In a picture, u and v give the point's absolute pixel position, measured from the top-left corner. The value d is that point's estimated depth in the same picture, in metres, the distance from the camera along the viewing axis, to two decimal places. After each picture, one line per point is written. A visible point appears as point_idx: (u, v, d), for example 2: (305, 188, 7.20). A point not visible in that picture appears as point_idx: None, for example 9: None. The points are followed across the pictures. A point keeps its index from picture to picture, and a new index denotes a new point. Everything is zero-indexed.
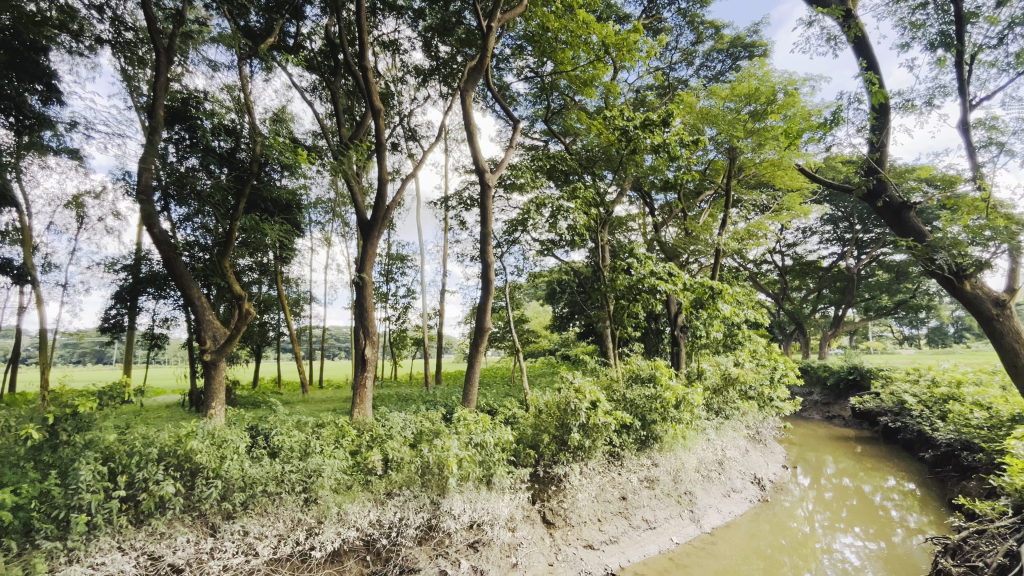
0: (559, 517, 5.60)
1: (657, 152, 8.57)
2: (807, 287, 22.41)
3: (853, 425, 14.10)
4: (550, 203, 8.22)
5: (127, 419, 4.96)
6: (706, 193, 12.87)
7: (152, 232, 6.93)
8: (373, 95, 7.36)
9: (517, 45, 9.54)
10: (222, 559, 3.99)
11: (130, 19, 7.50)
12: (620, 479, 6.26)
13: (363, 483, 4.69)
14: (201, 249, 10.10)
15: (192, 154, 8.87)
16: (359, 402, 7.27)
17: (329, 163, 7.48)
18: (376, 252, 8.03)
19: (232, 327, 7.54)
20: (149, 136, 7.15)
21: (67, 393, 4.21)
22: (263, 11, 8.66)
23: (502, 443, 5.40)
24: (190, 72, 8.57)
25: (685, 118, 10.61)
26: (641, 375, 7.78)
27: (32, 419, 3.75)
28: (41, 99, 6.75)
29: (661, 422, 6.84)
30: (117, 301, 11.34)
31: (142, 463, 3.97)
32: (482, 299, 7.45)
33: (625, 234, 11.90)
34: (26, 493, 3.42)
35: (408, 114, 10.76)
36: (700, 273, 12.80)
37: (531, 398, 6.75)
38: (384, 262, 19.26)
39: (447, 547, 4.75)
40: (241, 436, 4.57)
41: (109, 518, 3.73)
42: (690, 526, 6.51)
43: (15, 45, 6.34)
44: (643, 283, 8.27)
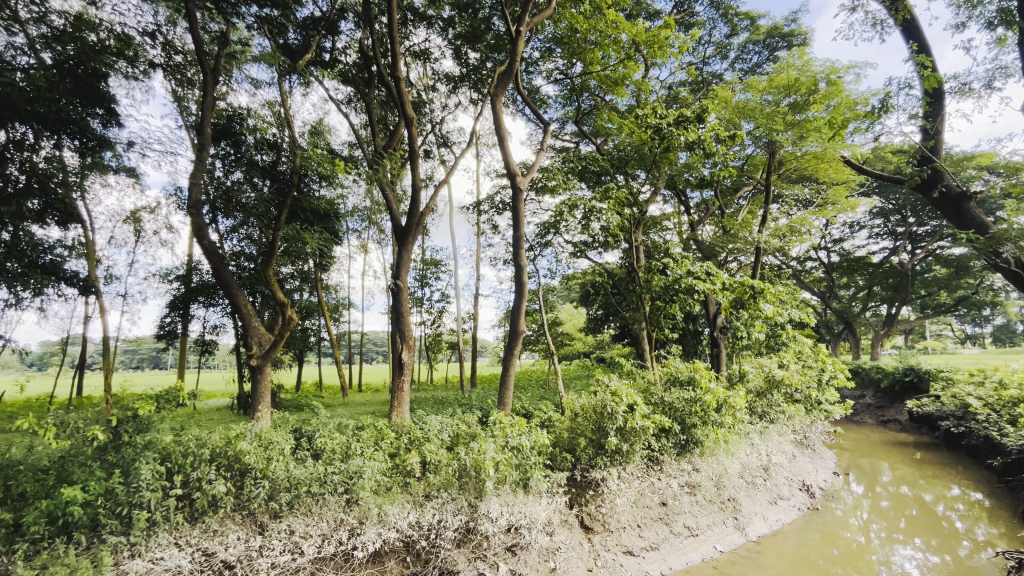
0: (597, 522, 5.52)
1: (692, 149, 8.40)
2: (856, 284, 21.31)
3: (911, 430, 13.30)
4: (583, 204, 8.14)
5: (182, 419, 5.23)
6: (745, 189, 12.46)
7: (202, 244, 7.30)
8: (406, 104, 7.50)
9: (546, 48, 9.53)
10: (270, 557, 4.12)
11: (179, 43, 7.95)
12: (660, 484, 6.12)
13: (402, 485, 4.77)
14: (246, 259, 10.55)
15: (237, 168, 9.31)
16: (397, 405, 7.41)
17: (365, 172, 7.70)
18: (411, 258, 8.16)
19: (277, 333, 7.81)
20: (198, 152, 7.56)
21: (127, 396, 4.45)
22: (301, 28, 9.00)
23: (538, 446, 5.43)
24: (234, 91, 8.99)
25: (720, 113, 10.29)
26: (679, 378, 7.64)
27: (97, 421, 4.08)
28: (101, 123, 7.30)
29: (702, 426, 6.67)
30: (171, 309, 11.99)
31: (196, 463, 4.19)
32: (516, 303, 7.42)
33: (660, 234, 11.68)
34: (93, 490, 3.66)
35: (440, 121, 10.93)
36: (740, 271, 12.43)
37: (567, 401, 6.66)
38: (419, 267, 19.60)
39: (486, 550, 4.75)
40: (286, 438, 4.76)
41: (167, 515, 3.92)
42: (734, 534, 6.29)
43: (80, 73, 6.91)
44: (680, 283, 8.08)
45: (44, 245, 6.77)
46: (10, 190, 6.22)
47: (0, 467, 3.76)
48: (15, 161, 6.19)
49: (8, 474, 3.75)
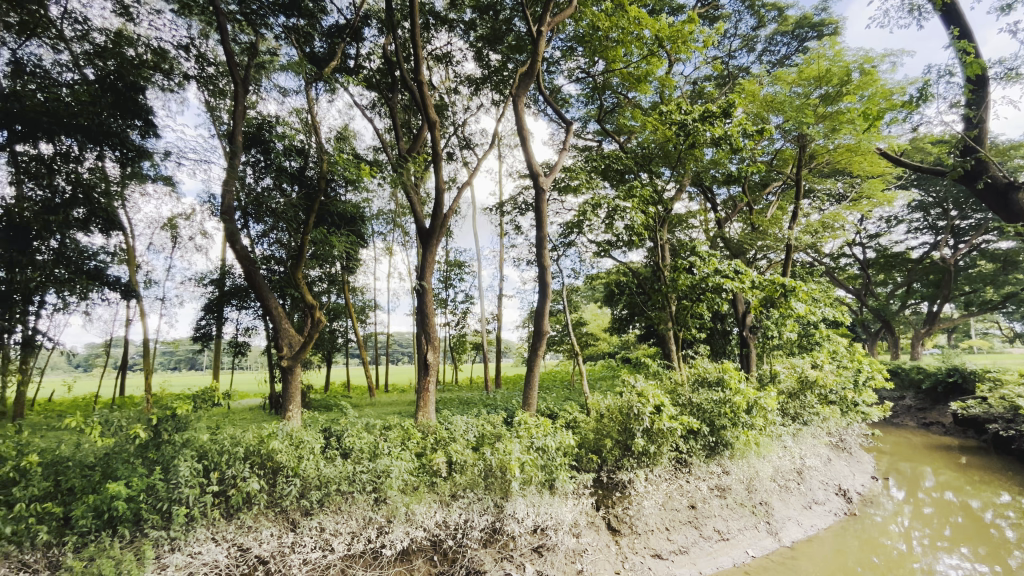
0: (624, 524, 5.47)
1: (718, 144, 8.19)
2: (894, 281, 20.48)
3: (956, 433, 12.69)
4: (607, 203, 8.05)
5: (217, 417, 5.41)
6: (774, 184, 12.13)
7: (235, 249, 7.53)
8: (429, 108, 7.57)
9: (568, 47, 9.48)
10: (302, 553, 4.20)
11: (211, 55, 8.25)
12: (688, 487, 6.02)
13: (429, 484, 4.81)
14: (276, 262, 10.84)
15: (267, 174, 9.58)
16: (423, 405, 7.48)
17: (389, 176, 7.82)
18: (435, 260, 8.22)
19: (306, 334, 7.99)
20: (230, 160, 7.82)
21: (166, 396, 4.61)
22: (326, 36, 9.18)
23: (564, 447, 5.42)
24: (264, 100, 9.26)
25: (747, 107, 10.04)
26: (708, 378, 7.49)
27: (139, 420, 4.27)
28: (140, 134, 7.66)
29: (731, 428, 6.53)
30: (206, 312, 12.41)
31: (231, 461, 4.32)
32: (540, 303, 7.40)
33: (686, 232, 11.50)
34: (136, 486, 3.82)
35: (462, 123, 11.01)
36: (769, 269, 12.13)
37: (592, 402, 6.61)
38: (443, 269, 19.78)
39: (512, 551, 4.75)
40: (316, 437, 4.86)
41: (205, 510, 4.06)
42: (767, 539, 6.12)
43: (121, 87, 7.25)
44: (707, 282, 7.92)
45: (89, 252, 7.10)
46: (57, 201, 6.55)
47: (51, 462, 3.95)
48: (61, 172, 6.59)
49: (58, 469, 3.95)
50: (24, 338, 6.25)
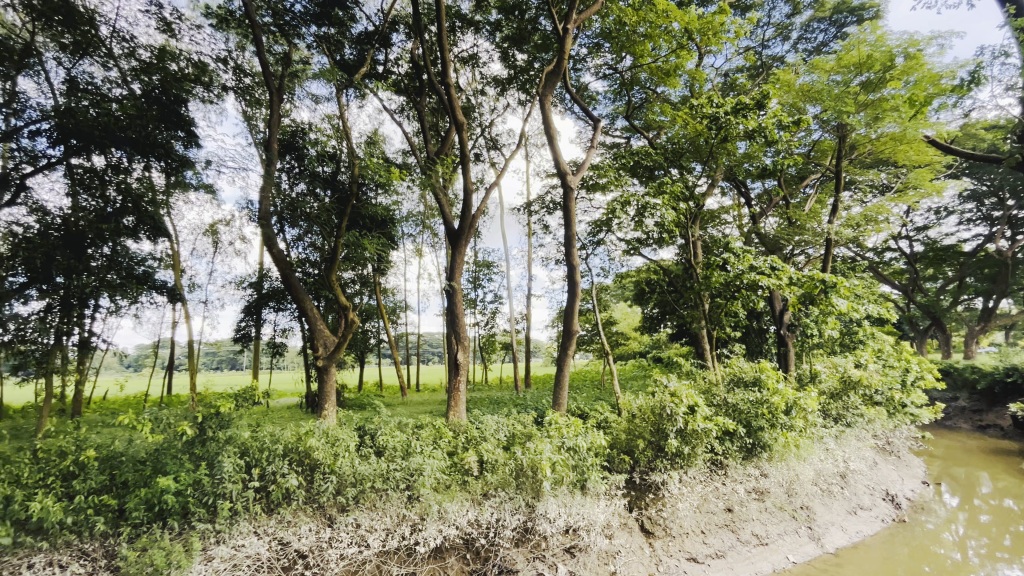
0: (658, 527, 5.37)
1: (753, 137, 7.93)
2: (944, 276, 19.39)
3: (1016, 437, 11.91)
4: (637, 200, 7.90)
5: (258, 416, 5.60)
6: (811, 177, 11.70)
7: (272, 252, 7.79)
8: (456, 110, 7.64)
9: (594, 44, 9.40)
10: (339, 548, 4.27)
11: (248, 66, 8.57)
12: (724, 489, 5.88)
13: (461, 483, 4.86)
14: (311, 265, 11.15)
15: (301, 180, 9.87)
16: (454, 404, 7.55)
17: (419, 179, 7.92)
18: (463, 260, 8.28)
19: (340, 335, 8.18)
20: (266, 167, 8.09)
21: (210, 395, 4.80)
22: (355, 44, 9.40)
23: (596, 447, 5.39)
24: (297, 108, 9.55)
25: (782, 97, 9.72)
26: (744, 378, 7.28)
27: (185, 418, 4.45)
28: (183, 144, 7.97)
29: (770, 429, 6.35)
30: (246, 314, 12.90)
31: (271, 458, 4.46)
32: (569, 302, 7.35)
33: (719, 228, 11.24)
34: (183, 480, 4.00)
35: (489, 124, 11.06)
36: (808, 265, 11.70)
37: (623, 402, 6.53)
38: (472, 269, 19.93)
39: (545, 551, 4.74)
40: (351, 436, 4.97)
41: (248, 505, 4.21)
42: (809, 545, 5.89)
43: (164, 100, 7.55)
44: (742, 279, 7.70)
45: (139, 257, 7.47)
46: (109, 210, 7.03)
47: (106, 457, 4.17)
48: (113, 183, 7.06)
49: (114, 464, 4.17)
50: (81, 340, 6.69)
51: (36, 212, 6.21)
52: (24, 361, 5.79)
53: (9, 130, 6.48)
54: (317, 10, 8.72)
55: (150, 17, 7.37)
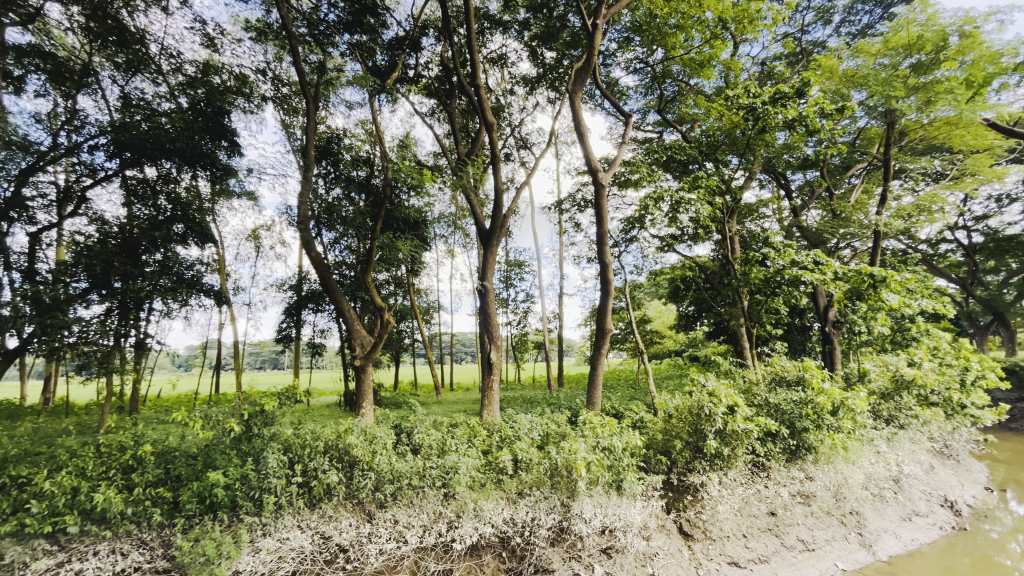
0: (698, 529, 5.22)
1: (792, 128, 7.61)
2: (1008, 268, 18.10)
3: None
4: (670, 195, 7.73)
5: (301, 414, 5.80)
6: (857, 167, 11.17)
7: (311, 255, 8.03)
8: (486, 111, 7.68)
9: (624, 38, 9.25)
10: (378, 544, 4.35)
11: (286, 76, 8.88)
12: (767, 492, 5.70)
13: (496, 482, 4.89)
14: (348, 267, 11.46)
15: (337, 184, 10.15)
16: (488, 403, 7.60)
17: (450, 180, 8.00)
18: (495, 260, 8.31)
19: (376, 335, 8.34)
20: (304, 173, 8.34)
21: (256, 394, 5.00)
22: (387, 49, 9.59)
23: (631, 448, 5.33)
24: (332, 115, 9.82)
25: (824, 85, 9.26)
26: (786, 377, 7.02)
27: (232, 416, 4.66)
28: (226, 154, 8.35)
29: (816, 430, 6.12)
30: (287, 316, 13.39)
31: (313, 454, 4.59)
32: (602, 301, 7.26)
33: (757, 222, 10.88)
34: (231, 474, 4.18)
35: (518, 124, 11.07)
36: (854, 259, 11.18)
37: (659, 402, 6.41)
38: (503, 269, 20.01)
39: (581, 551, 4.67)
40: (388, 433, 5.08)
41: (291, 499, 4.34)
42: (860, 552, 5.60)
43: (209, 112, 7.92)
44: (783, 274, 7.42)
45: (188, 262, 7.86)
46: (160, 218, 7.46)
47: (160, 452, 4.43)
48: (163, 193, 7.50)
49: (168, 459, 4.41)
50: (137, 342, 7.10)
51: (96, 222, 6.81)
52: (87, 361, 6.34)
53: (71, 146, 7.04)
54: (351, 18, 8.84)
55: (195, 33, 7.75)
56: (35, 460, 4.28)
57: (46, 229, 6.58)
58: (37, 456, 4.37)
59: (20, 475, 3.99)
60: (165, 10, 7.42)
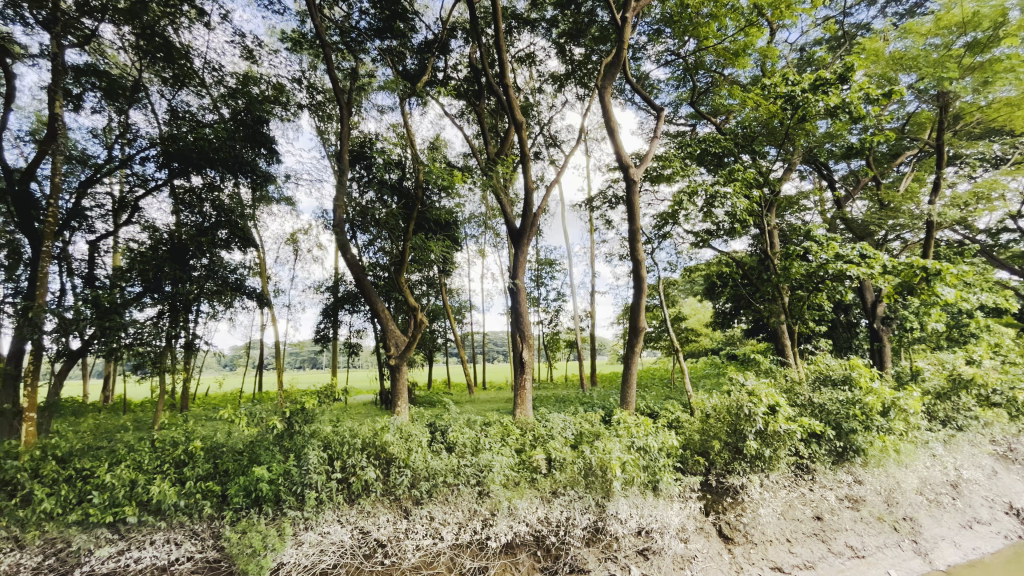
0: (738, 532, 5.08)
1: (835, 115, 7.28)
2: None
3: None
4: (704, 190, 7.52)
5: (340, 412, 5.96)
6: (906, 154, 10.57)
7: (346, 257, 8.24)
8: (515, 110, 7.68)
9: (654, 30, 9.07)
10: (414, 540, 4.42)
11: (320, 84, 9.14)
12: (811, 496, 5.52)
13: (530, 481, 4.88)
14: (382, 269, 11.70)
15: (370, 188, 10.37)
16: (520, 402, 7.60)
17: (480, 180, 8.04)
18: (526, 259, 8.29)
19: (410, 335, 8.47)
20: (338, 177, 8.56)
21: (296, 393, 5.17)
22: (417, 53, 9.74)
23: (667, 448, 5.24)
24: (364, 119, 10.04)
25: (869, 69, 8.79)
26: (832, 376, 6.73)
27: (274, 415, 4.82)
28: (266, 161, 8.66)
29: (864, 432, 5.85)
30: (325, 317, 13.79)
31: (351, 451, 4.70)
32: (634, 299, 7.14)
33: (798, 215, 10.47)
34: (275, 470, 4.35)
35: (547, 122, 11.03)
36: (904, 251, 10.60)
37: (696, 401, 6.26)
38: (534, 267, 19.98)
39: (616, 552, 4.60)
40: (423, 432, 5.16)
41: (331, 495, 4.45)
42: (914, 560, 5.23)
43: (249, 121, 8.24)
44: (827, 269, 7.09)
45: (232, 266, 8.21)
46: (206, 224, 7.83)
47: (210, 448, 4.65)
48: (208, 200, 7.86)
49: (216, 454, 4.63)
50: (187, 342, 7.46)
51: (148, 230, 7.22)
52: (142, 361, 6.68)
53: (124, 159, 7.46)
54: (381, 24, 9.05)
55: (235, 46, 8.08)
56: (97, 453, 4.57)
57: (104, 237, 7.03)
58: (99, 450, 4.67)
59: (84, 468, 4.27)
60: (207, 25, 7.77)
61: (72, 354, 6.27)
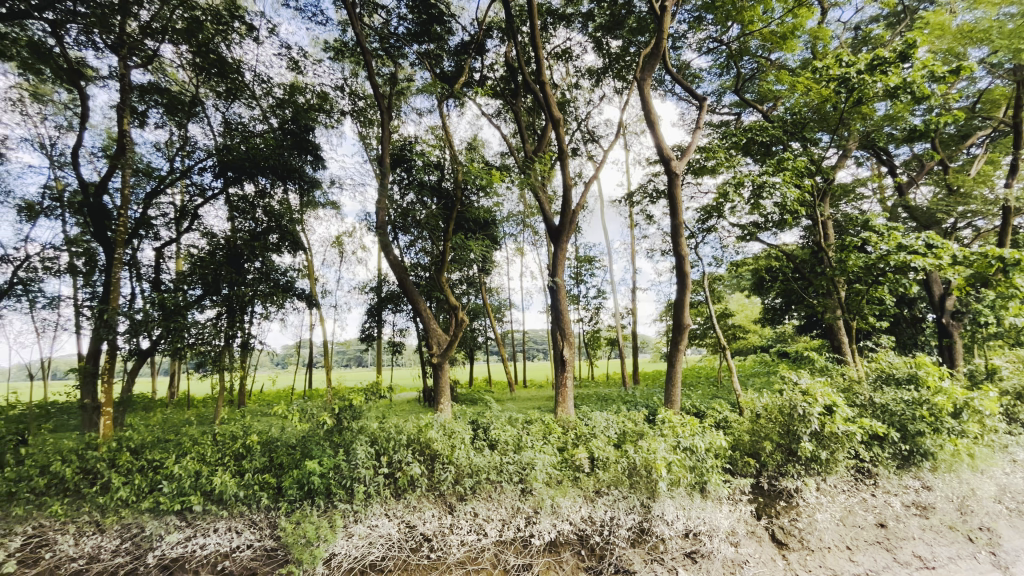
0: (793, 538, 4.82)
1: (895, 96, 6.83)
2: None
3: None
4: (751, 180, 7.18)
5: (386, 409, 6.12)
6: (978, 134, 9.78)
7: (389, 258, 8.45)
8: (552, 106, 7.62)
9: (695, 17, 8.79)
10: (459, 535, 4.46)
11: (361, 90, 9.41)
12: (874, 502, 5.22)
13: (573, 479, 4.84)
14: (423, 269, 11.96)
15: (410, 190, 10.60)
16: (562, 401, 7.55)
17: (518, 178, 8.04)
18: (565, 256, 8.23)
19: (451, 334, 8.56)
20: (380, 181, 8.80)
21: (345, 390, 5.37)
22: (454, 55, 9.86)
23: (715, 448, 5.09)
24: (404, 123, 10.27)
25: (934, 45, 8.19)
26: (895, 375, 6.32)
27: (324, 411, 5.02)
28: (312, 167, 9.02)
29: (933, 435, 5.47)
30: (370, 316, 14.23)
31: (397, 447, 4.83)
32: (678, 295, 6.95)
33: (854, 204, 9.91)
34: (326, 463, 4.52)
35: (585, 117, 10.90)
36: (977, 240, 9.81)
37: (746, 401, 6.04)
38: (574, 265, 19.85)
39: (663, 554, 4.50)
40: (466, 429, 5.23)
41: (378, 489, 4.57)
42: (994, 573, 4.70)
43: (296, 130, 8.61)
44: (889, 261, 6.63)
45: (282, 269, 8.59)
46: (259, 229, 8.22)
47: (266, 442, 4.91)
48: (260, 206, 8.27)
49: (271, 448, 4.88)
50: (243, 342, 7.87)
51: (207, 236, 7.68)
52: (203, 359, 7.09)
53: (184, 170, 7.94)
54: (418, 28, 9.23)
55: (282, 58, 8.46)
56: (166, 446, 4.92)
57: (168, 244, 7.54)
58: (167, 443, 5.03)
59: (154, 459, 4.63)
60: (256, 40, 8.15)
61: (141, 353, 6.74)
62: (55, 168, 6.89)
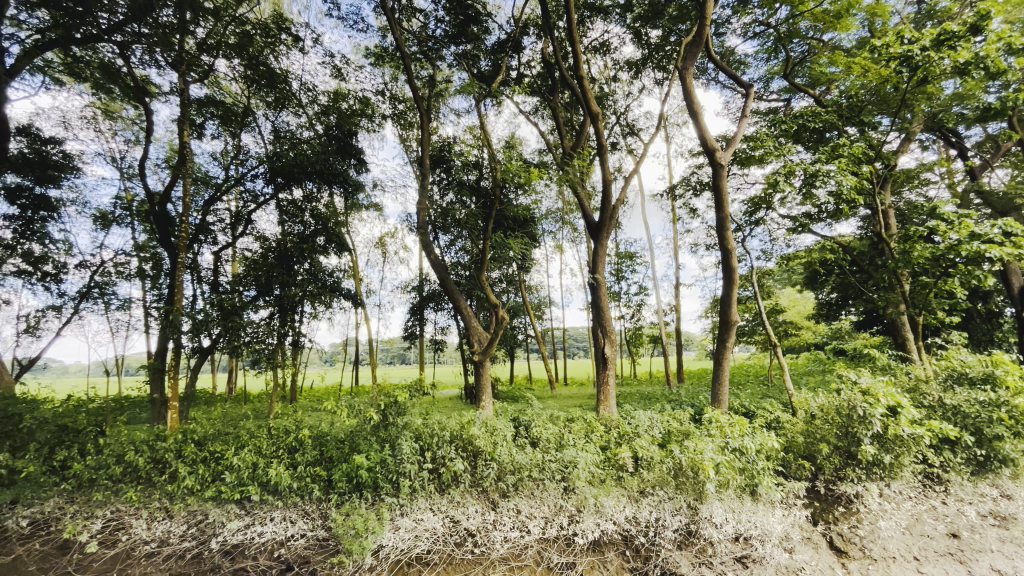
0: (854, 546, 4.54)
1: (965, 73, 6.30)
2: None
3: None
4: (803, 168, 6.80)
5: (428, 405, 6.24)
6: None
7: (430, 257, 8.60)
8: (591, 100, 7.48)
9: (740, 1, 8.43)
10: (502, 531, 4.48)
11: (401, 94, 9.61)
12: (945, 510, 4.89)
13: (616, 479, 4.77)
14: (463, 267, 12.10)
15: (450, 190, 10.74)
16: (603, 399, 7.44)
17: (557, 175, 7.96)
18: (606, 252, 8.11)
19: (492, 332, 8.61)
20: (421, 181, 8.95)
21: (389, 386, 5.52)
22: (490, 54, 9.90)
23: (766, 450, 4.89)
24: (443, 124, 10.40)
25: (1010, 15, 7.51)
26: (968, 375, 5.86)
27: (370, 408, 5.16)
28: (355, 170, 9.31)
29: (1012, 439, 5.08)
30: (412, 315, 14.54)
31: (440, 443, 4.91)
32: (725, 290, 6.69)
33: (919, 190, 9.27)
34: (373, 457, 4.65)
35: (624, 110, 10.69)
36: None
37: (800, 400, 5.77)
38: (614, 262, 19.56)
39: (711, 557, 4.32)
40: (507, 427, 5.24)
41: (423, 484, 4.66)
42: None
43: (340, 135, 8.91)
44: (960, 251, 6.13)
45: (329, 270, 8.91)
46: (307, 232, 8.57)
47: (316, 437, 5.11)
48: (308, 210, 8.62)
49: (321, 442, 5.08)
50: (294, 340, 8.23)
51: (260, 240, 8.08)
52: (258, 356, 7.45)
53: (238, 178, 8.38)
54: (455, 30, 9.34)
55: (326, 67, 8.76)
56: (225, 438, 5.21)
57: (224, 247, 7.98)
58: (227, 435, 5.33)
59: (215, 451, 4.92)
60: (301, 50, 8.49)
61: (203, 351, 7.18)
62: (124, 179, 7.47)
